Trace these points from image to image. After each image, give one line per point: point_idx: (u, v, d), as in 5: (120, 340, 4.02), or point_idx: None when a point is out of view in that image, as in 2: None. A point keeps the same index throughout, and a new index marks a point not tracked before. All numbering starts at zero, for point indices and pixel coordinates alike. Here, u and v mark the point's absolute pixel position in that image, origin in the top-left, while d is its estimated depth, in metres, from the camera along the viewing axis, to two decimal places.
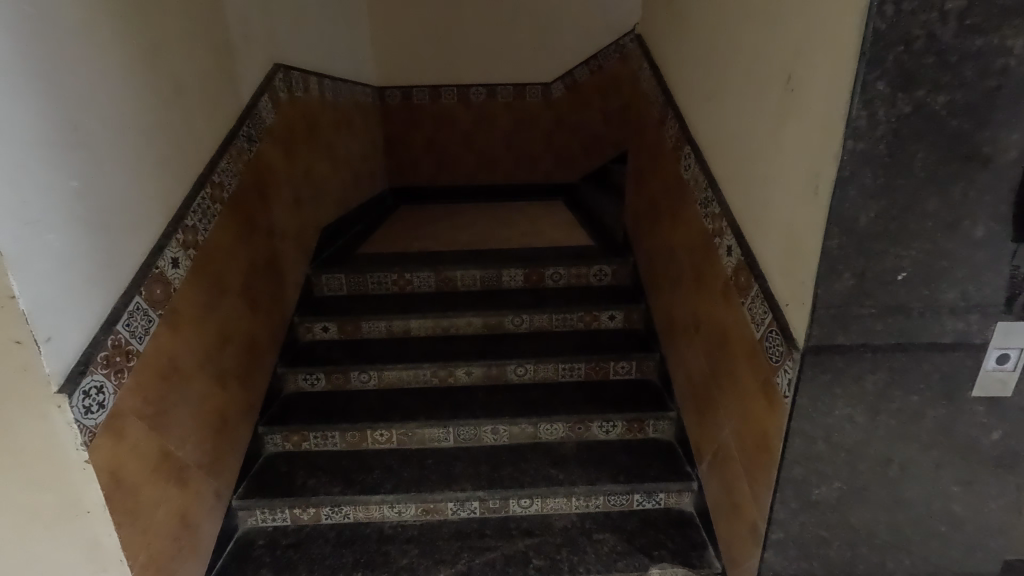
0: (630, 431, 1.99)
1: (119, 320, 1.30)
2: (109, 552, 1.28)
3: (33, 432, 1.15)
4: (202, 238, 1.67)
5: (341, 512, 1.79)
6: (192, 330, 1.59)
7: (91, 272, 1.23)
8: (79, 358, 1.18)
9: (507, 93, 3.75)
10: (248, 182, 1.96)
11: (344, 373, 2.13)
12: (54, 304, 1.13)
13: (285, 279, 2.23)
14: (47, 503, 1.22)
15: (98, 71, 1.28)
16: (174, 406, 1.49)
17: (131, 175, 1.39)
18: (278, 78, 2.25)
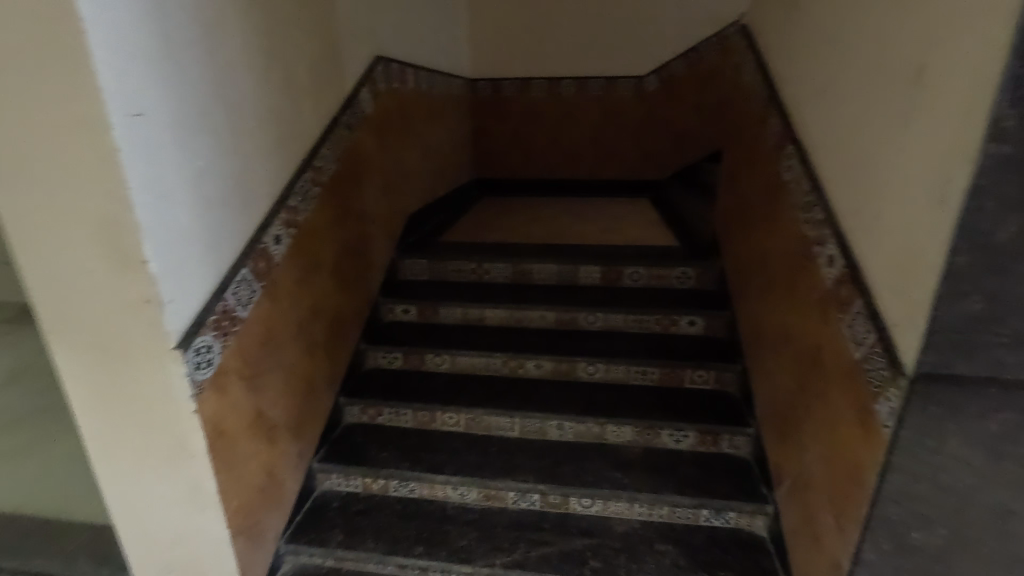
0: (702, 443, 1.90)
1: (228, 288, 1.44)
2: (207, 494, 1.44)
3: (154, 381, 1.31)
4: (302, 218, 1.80)
5: (407, 487, 1.87)
6: (288, 302, 1.72)
7: (207, 243, 1.38)
8: (193, 320, 1.33)
9: (597, 86, 3.69)
10: (345, 168, 2.08)
11: (419, 355, 2.22)
12: (175, 270, 1.27)
13: (372, 261, 2.35)
14: (161, 445, 1.39)
15: (223, 62, 1.42)
16: (268, 370, 1.63)
17: (245, 158, 1.53)
18: (378, 69, 2.36)
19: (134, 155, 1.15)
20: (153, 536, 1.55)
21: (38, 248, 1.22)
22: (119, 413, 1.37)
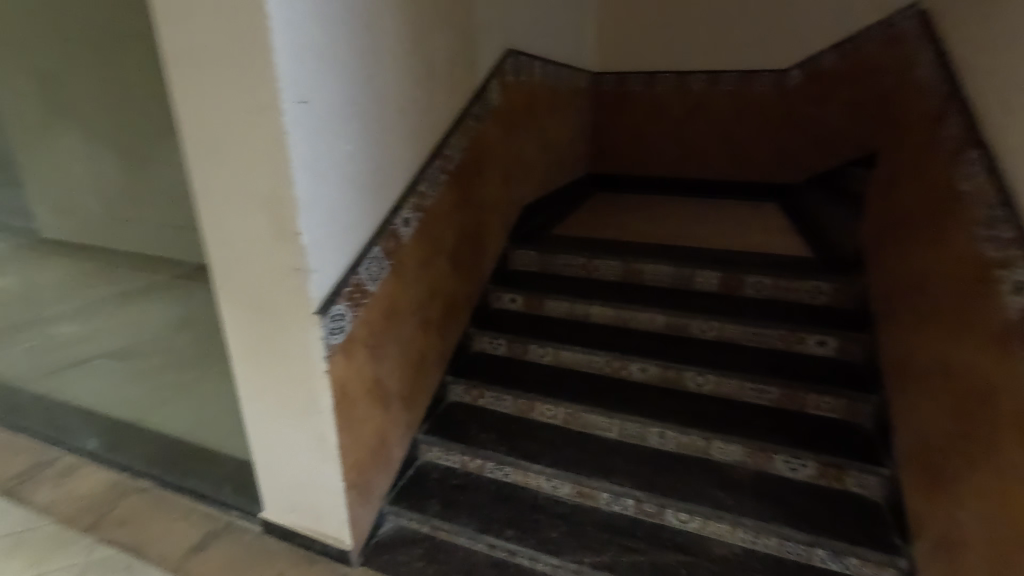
0: (822, 476, 1.72)
1: (361, 263, 1.57)
2: (329, 447, 1.59)
3: (296, 340, 1.48)
4: (429, 203, 1.90)
5: (502, 470, 1.92)
6: (410, 281, 1.84)
7: (347, 221, 1.51)
8: (331, 289, 1.47)
9: (731, 80, 3.46)
10: (470, 157, 2.16)
11: (524, 344, 2.25)
12: (321, 243, 1.42)
13: (486, 248, 2.42)
14: (296, 397, 1.57)
15: (374, 55, 1.54)
16: (388, 342, 1.76)
17: (385, 144, 1.65)
18: (508, 62, 2.41)
19: (297, 138, 1.29)
20: (282, 477, 1.76)
21: (217, 217, 1.43)
22: (266, 365, 1.57)
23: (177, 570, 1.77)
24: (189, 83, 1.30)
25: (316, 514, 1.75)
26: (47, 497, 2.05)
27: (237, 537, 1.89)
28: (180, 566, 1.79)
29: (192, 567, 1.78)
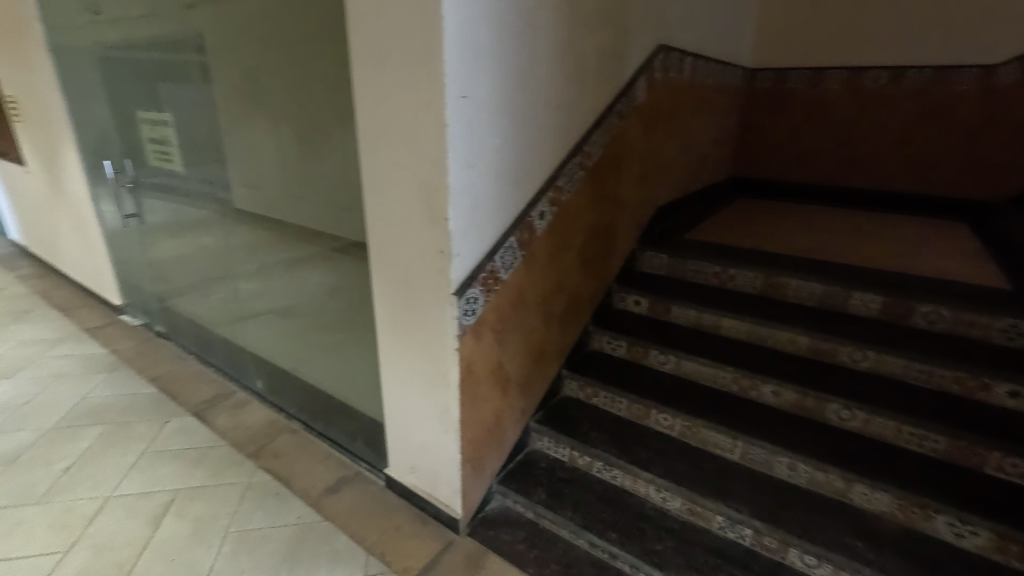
0: (998, 550, 1.45)
1: (498, 252, 1.64)
2: (451, 420, 1.71)
3: (433, 317, 1.60)
4: (564, 198, 1.92)
5: (611, 472, 1.90)
6: (540, 272, 1.88)
7: (489, 211, 1.60)
8: (469, 273, 1.56)
9: (921, 77, 3.02)
10: (610, 155, 2.14)
11: (644, 348, 2.20)
12: (464, 230, 1.51)
13: (615, 247, 2.39)
14: (428, 370, 1.70)
15: (529, 52, 1.60)
16: (513, 330, 1.83)
17: (530, 139, 1.70)
18: (658, 58, 2.34)
19: (455, 131, 1.39)
20: (407, 440, 1.92)
21: (379, 200, 1.60)
22: (405, 336, 1.72)
23: (316, 505, 2.04)
24: (370, 80, 1.47)
25: (433, 480, 1.90)
26: (225, 424, 2.53)
27: (363, 487, 2.14)
28: (318, 502, 2.06)
29: (327, 506, 2.04)
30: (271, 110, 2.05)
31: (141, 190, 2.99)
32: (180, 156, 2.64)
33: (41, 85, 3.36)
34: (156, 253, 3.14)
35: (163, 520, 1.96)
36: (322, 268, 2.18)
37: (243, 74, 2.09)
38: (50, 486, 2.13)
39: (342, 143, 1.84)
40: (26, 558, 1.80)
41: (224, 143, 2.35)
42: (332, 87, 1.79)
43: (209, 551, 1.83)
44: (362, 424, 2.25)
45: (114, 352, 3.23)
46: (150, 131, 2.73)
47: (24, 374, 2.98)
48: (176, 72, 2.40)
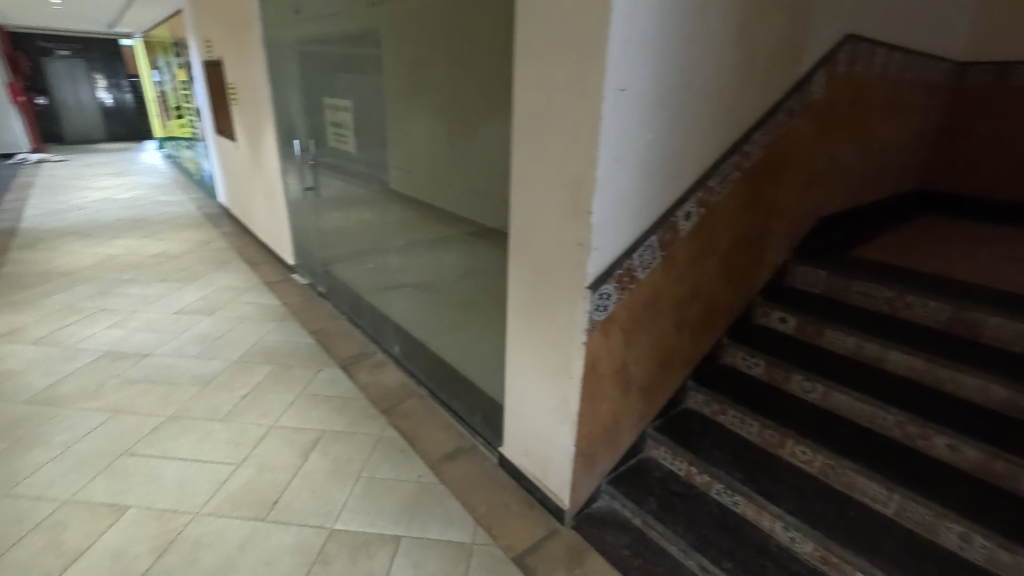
0: None
1: (637, 250, 1.59)
2: (570, 412, 1.72)
3: (565, 308, 1.62)
4: (714, 200, 1.79)
5: (732, 498, 1.77)
6: (678, 276, 1.80)
7: (633, 208, 1.56)
8: (605, 268, 1.55)
9: None
10: (771, 156, 1.96)
11: (786, 371, 2.00)
12: (605, 224, 1.50)
13: (764, 258, 2.20)
14: (552, 359, 1.73)
15: (696, 44, 1.52)
16: (643, 331, 1.77)
17: (685, 136, 1.62)
18: (844, 49, 2.07)
19: (609, 123, 1.38)
20: (524, 424, 1.98)
21: (526, 188, 1.65)
22: (534, 323, 1.77)
23: (435, 468, 2.20)
24: (532, 71, 1.51)
25: (544, 467, 1.94)
26: (366, 380, 2.84)
27: (478, 460, 2.26)
28: (437, 466, 2.22)
29: (445, 471, 2.19)
30: (431, 99, 2.20)
31: (319, 167, 3.41)
32: (353, 140, 2.94)
33: (254, 75, 3.99)
34: (324, 223, 3.59)
35: (311, 455, 2.26)
36: (459, 251, 2.30)
37: (411, 65, 2.26)
38: (232, 408, 2.56)
39: (493, 132, 1.90)
40: (212, 463, 2.20)
41: (388, 129, 2.58)
42: (490, 77, 1.85)
43: (345, 489, 2.07)
44: (483, 401, 2.36)
45: (285, 305, 3.77)
46: (331, 115, 3.08)
47: (221, 313, 3.61)
48: (356, 63, 2.68)
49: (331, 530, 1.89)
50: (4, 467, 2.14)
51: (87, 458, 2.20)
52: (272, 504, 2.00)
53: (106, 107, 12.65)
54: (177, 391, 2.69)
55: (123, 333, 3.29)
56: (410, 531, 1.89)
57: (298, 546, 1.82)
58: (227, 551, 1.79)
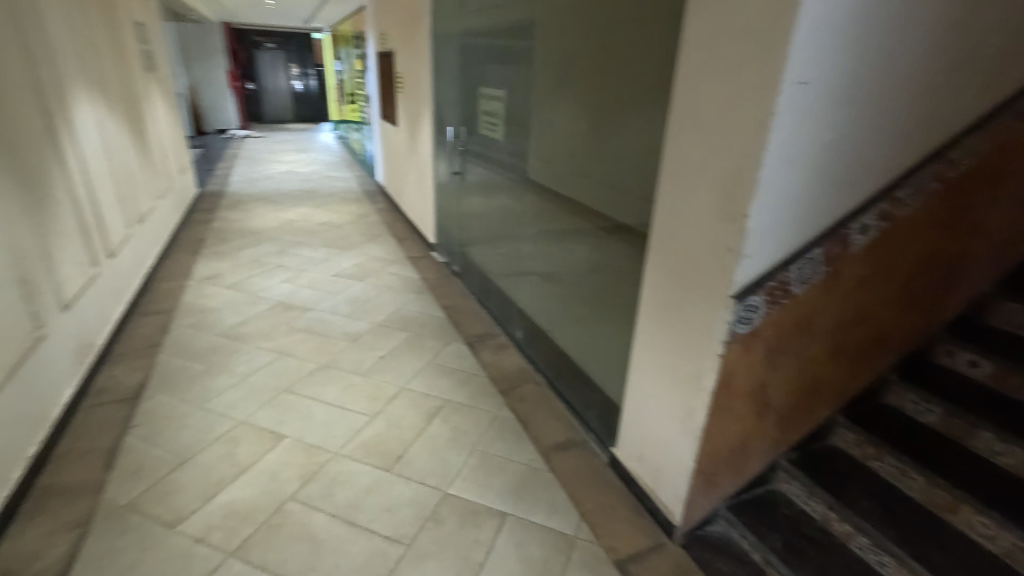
0: None
1: (794, 262, 1.42)
2: (694, 426, 1.62)
3: (703, 315, 1.53)
4: (901, 213, 1.53)
5: (879, 556, 1.54)
6: (840, 296, 1.59)
7: (797, 215, 1.41)
8: (756, 278, 1.42)
9: None
10: (985, 167, 1.61)
11: (970, 425, 1.67)
12: (762, 230, 1.37)
13: (955, 288, 1.84)
14: (683, 367, 1.65)
15: (902, 33, 1.31)
16: (790, 352, 1.61)
17: (874, 139, 1.42)
18: None
19: (783, 120, 1.25)
20: (642, 429, 1.92)
21: (677, 186, 1.57)
22: (667, 327, 1.70)
23: (545, 455, 2.24)
24: (699, 62, 1.43)
25: (658, 477, 1.86)
26: (488, 359, 2.97)
27: (588, 456, 2.24)
28: (547, 453, 2.25)
29: (554, 460, 2.22)
30: (579, 89, 2.16)
31: (467, 154, 3.59)
32: (504, 129, 2.98)
33: (419, 65, 4.32)
34: (465, 206, 3.79)
35: (434, 420, 2.43)
36: (590, 245, 2.27)
37: (563, 55, 2.25)
38: (371, 366, 2.85)
39: (639, 124, 1.81)
40: (351, 411, 2.48)
41: (533, 119, 2.61)
42: (639, 67, 1.77)
43: (460, 458, 2.20)
44: (600, 398, 2.34)
45: (424, 279, 4.08)
46: (486, 104, 3.16)
47: (370, 280, 4.02)
48: (512, 53, 2.75)
49: (445, 493, 2.02)
50: (202, 384, 2.62)
51: (259, 389, 2.61)
52: (397, 459, 2.19)
53: (297, 92, 14.66)
54: (329, 343, 3.07)
55: (293, 288, 3.82)
56: (516, 511, 1.94)
57: (415, 501, 1.98)
58: (357, 491, 2.01)
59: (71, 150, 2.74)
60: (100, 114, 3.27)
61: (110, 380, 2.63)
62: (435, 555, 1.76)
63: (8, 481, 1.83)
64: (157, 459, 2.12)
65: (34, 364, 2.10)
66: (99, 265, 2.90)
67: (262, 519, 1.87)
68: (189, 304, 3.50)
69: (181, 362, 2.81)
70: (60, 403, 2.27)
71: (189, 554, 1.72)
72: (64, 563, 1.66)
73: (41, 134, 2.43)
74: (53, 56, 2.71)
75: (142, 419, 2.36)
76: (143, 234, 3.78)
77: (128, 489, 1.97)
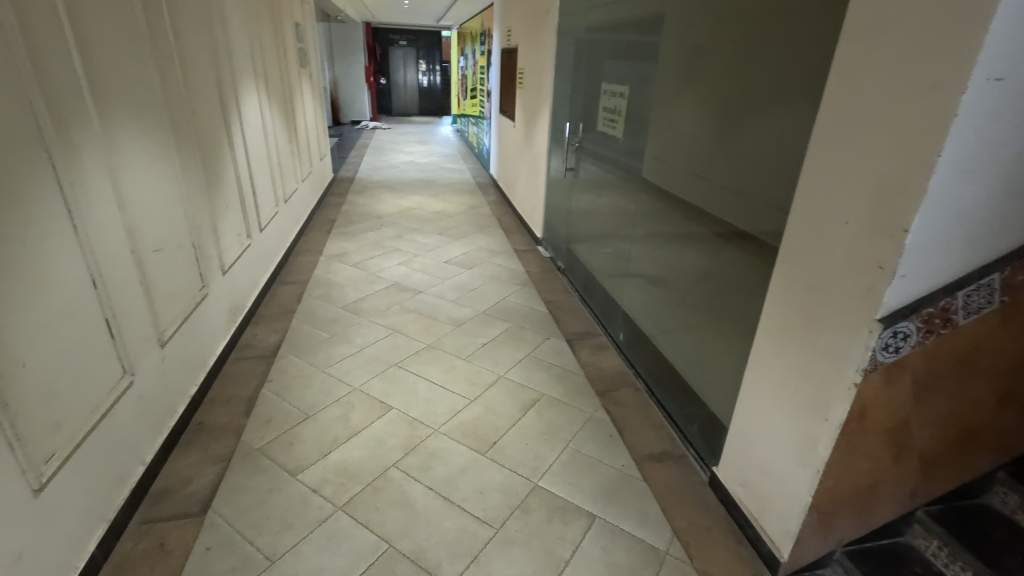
0: None
1: (965, 287, 1.26)
2: (815, 458, 1.47)
3: (839, 337, 1.38)
4: None
5: None
6: (1020, 333, 1.36)
7: (970, 234, 1.23)
8: (910, 302, 1.25)
9: None
10: None
11: None
12: (925, 248, 1.21)
13: None
14: (807, 392, 1.51)
15: None
16: (943, 390, 1.40)
17: None
18: None
19: (964, 123, 1.08)
20: (750, 452, 1.79)
21: (819, 193, 1.43)
22: (792, 346, 1.56)
23: (639, 463, 2.18)
24: (861, 56, 1.28)
25: (764, 506, 1.72)
26: (587, 359, 2.94)
27: (685, 472, 2.14)
28: (641, 462, 2.18)
29: (648, 470, 2.14)
30: (707, 85, 2.04)
31: (581, 151, 3.56)
32: (623, 126, 2.89)
33: (542, 61, 4.36)
34: (575, 203, 3.78)
35: (529, 412, 2.47)
36: (704, 250, 2.14)
37: (693, 50, 2.14)
38: (473, 351, 2.96)
39: (776, 123, 1.66)
40: (452, 392, 2.59)
41: (654, 116, 2.51)
42: (782, 61, 1.62)
43: (552, 453, 2.21)
44: (703, 413, 2.21)
45: (528, 273, 4.14)
46: (606, 101, 3.09)
47: (477, 269, 4.17)
48: (637, 48, 2.67)
49: (535, 485, 2.04)
50: (325, 351, 2.90)
51: (372, 361, 2.83)
52: (491, 444, 2.25)
53: (423, 87, 15.54)
54: (436, 326, 3.23)
55: (407, 271, 4.08)
56: (605, 515, 1.91)
57: (506, 487, 2.03)
58: (453, 469, 2.10)
59: (238, 136, 3.15)
60: (262, 105, 3.72)
61: (253, 338, 3.00)
62: (522, 543, 1.79)
63: (174, 414, 2.18)
64: (285, 412, 2.39)
65: (199, 318, 2.47)
66: (252, 237, 3.32)
67: (367, 481, 2.03)
68: (319, 277, 3.88)
69: (310, 329, 3.13)
70: (216, 353, 2.65)
71: (305, 501, 1.92)
72: (209, 490, 1.94)
73: (217, 122, 2.83)
74: (231, 54, 3.14)
75: (276, 375, 2.67)
76: (287, 212, 4.26)
77: (262, 434, 2.24)
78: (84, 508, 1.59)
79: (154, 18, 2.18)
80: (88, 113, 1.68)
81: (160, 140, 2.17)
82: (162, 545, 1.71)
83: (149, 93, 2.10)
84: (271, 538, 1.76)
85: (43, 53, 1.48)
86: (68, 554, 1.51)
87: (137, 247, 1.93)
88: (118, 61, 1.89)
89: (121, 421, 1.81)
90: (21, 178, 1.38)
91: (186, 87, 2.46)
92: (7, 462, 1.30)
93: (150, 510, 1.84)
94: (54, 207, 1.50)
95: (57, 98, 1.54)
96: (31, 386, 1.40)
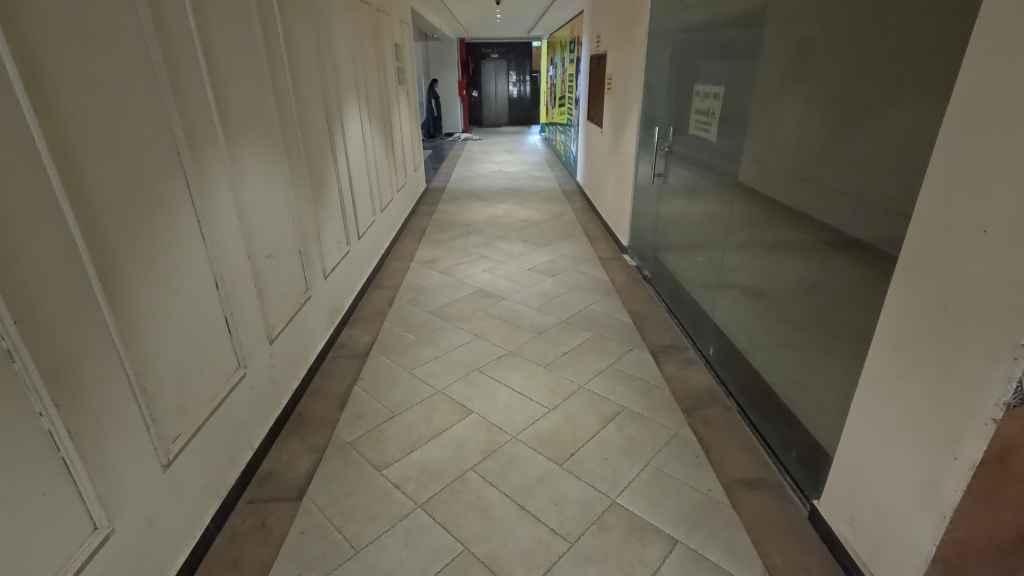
0: None
1: None
2: (942, 501, 1.28)
3: (974, 363, 1.19)
4: None
5: None
6: None
7: None
8: None
9: None
10: None
11: None
12: None
13: None
14: (930, 425, 1.32)
15: None
16: None
17: None
18: None
19: None
20: (861, 487, 1.60)
21: (949, 199, 1.26)
22: (915, 371, 1.38)
23: (727, 489, 2.03)
24: (1002, 45, 1.11)
25: (877, 551, 1.53)
26: (673, 373, 2.81)
27: (781, 503, 1.96)
28: (730, 488, 2.03)
29: (738, 496, 1.99)
30: (815, 80, 1.87)
31: (671, 156, 3.43)
32: (717, 128, 2.74)
33: (632, 66, 4.28)
34: (664, 209, 3.65)
35: (609, 425, 2.40)
36: (806, 261, 1.96)
37: (797, 46, 1.98)
38: (555, 360, 2.94)
39: (898, 118, 1.47)
40: (530, 399, 2.60)
41: (752, 116, 2.36)
42: (904, 50, 1.45)
43: (632, 470, 2.13)
44: (804, 439, 2.01)
45: (613, 281, 4.05)
46: (699, 103, 2.95)
47: (561, 277, 4.15)
48: (733, 47, 2.53)
49: (613, 501, 1.98)
50: (413, 353, 3.04)
51: (456, 365, 2.91)
52: (568, 455, 2.22)
53: (513, 98, 15.91)
54: (519, 332, 3.27)
55: (492, 278, 4.16)
56: (688, 540, 1.80)
57: (582, 501, 1.98)
58: (529, 478, 2.10)
59: (342, 150, 3.42)
60: (363, 121, 4.01)
61: (349, 338, 3.22)
62: (597, 561, 1.74)
63: (279, 405, 2.39)
64: (375, 410, 2.53)
65: (303, 317, 2.71)
66: (351, 244, 3.56)
67: (446, 481, 2.08)
68: (411, 282, 4.08)
69: (399, 331, 3.30)
70: (316, 350, 2.88)
71: (389, 496, 2.01)
72: (305, 478, 2.10)
73: (324, 137, 3.09)
74: (337, 76, 3.42)
75: (368, 374, 2.84)
76: (383, 220, 4.55)
77: (352, 429, 2.39)
78: (203, 484, 1.79)
79: (273, 50, 2.45)
80: (216, 135, 1.91)
81: (275, 156, 2.41)
82: (265, 524, 1.88)
83: (267, 115, 2.34)
84: (357, 529, 1.86)
85: (181, 81, 1.70)
86: (188, 525, 1.70)
87: (253, 252, 2.16)
88: (242, 88, 2.13)
89: (236, 408, 2.02)
90: (163, 193, 1.61)
91: (298, 108, 2.72)
92: (143, 439, 1.50)
93: (256, 491, 2.03)
94: (187, 216, 1.72)
95: (192, 122, 1.77)
96: (165, 374, 1.61)
